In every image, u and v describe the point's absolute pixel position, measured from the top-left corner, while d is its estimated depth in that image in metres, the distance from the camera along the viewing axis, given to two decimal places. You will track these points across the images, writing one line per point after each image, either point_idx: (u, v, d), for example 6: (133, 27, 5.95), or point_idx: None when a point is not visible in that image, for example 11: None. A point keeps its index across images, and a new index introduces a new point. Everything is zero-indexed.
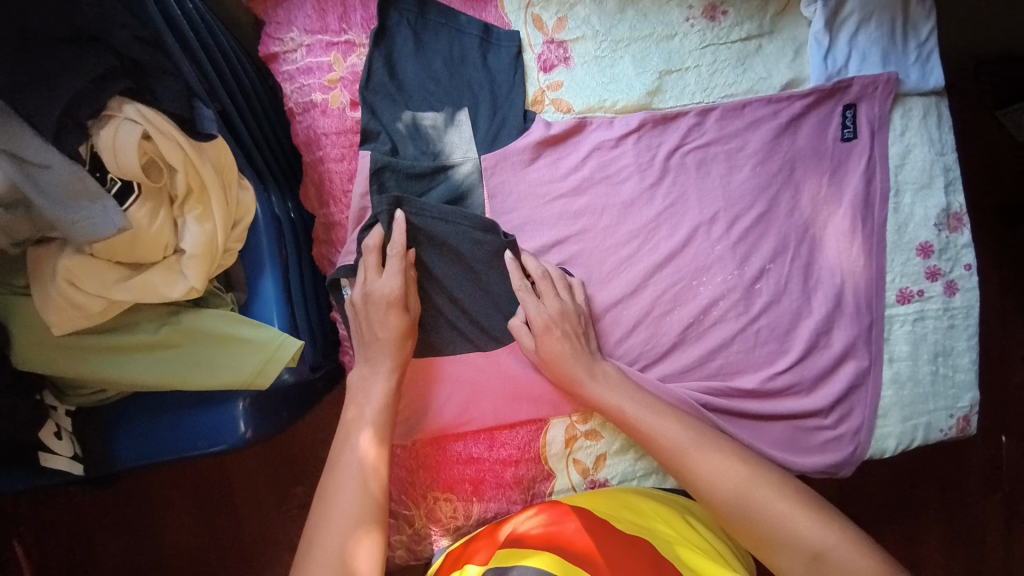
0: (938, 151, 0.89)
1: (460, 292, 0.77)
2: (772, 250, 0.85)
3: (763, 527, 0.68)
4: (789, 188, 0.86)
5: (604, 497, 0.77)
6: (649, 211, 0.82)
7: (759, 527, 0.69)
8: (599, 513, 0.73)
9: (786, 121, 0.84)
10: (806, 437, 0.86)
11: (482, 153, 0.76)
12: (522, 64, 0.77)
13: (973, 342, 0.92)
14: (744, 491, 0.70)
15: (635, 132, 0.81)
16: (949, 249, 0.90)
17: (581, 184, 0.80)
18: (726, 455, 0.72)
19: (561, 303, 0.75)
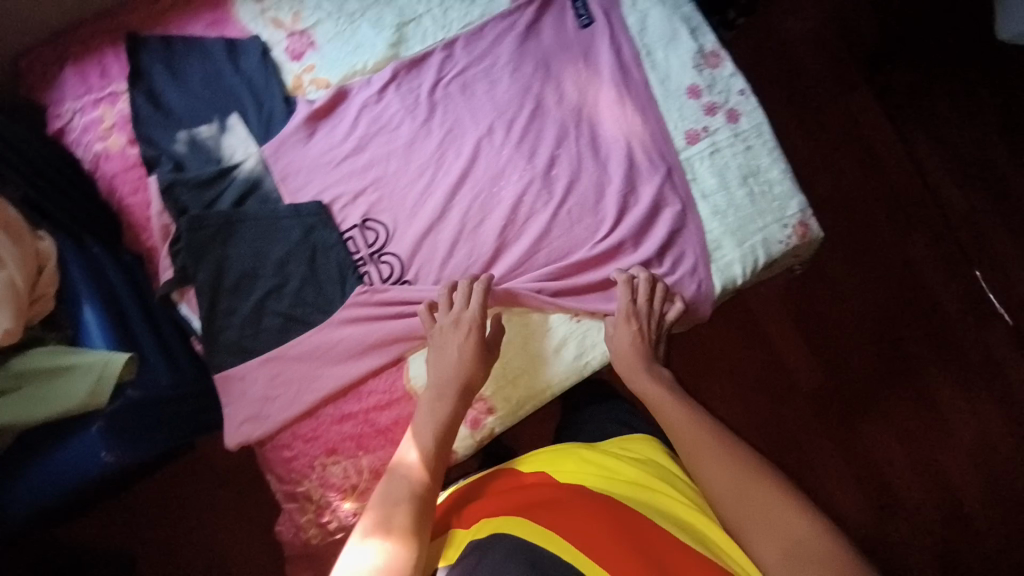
0: (675, 5, 0.97)
1: (280, 262, 0.84)
2: (555, 138, 0.93)
3: (727, 494, 0.68)
4: (550, 83, 0.94)
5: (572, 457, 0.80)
6: (430, 143, 0.91)
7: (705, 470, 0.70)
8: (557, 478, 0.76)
9: (524, 28, 0.93)
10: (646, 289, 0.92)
11: (261, 144, 0.85)
12: (272, 60, 0.87)
13: (777, 154, 0.99)
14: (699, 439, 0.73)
15: (391, 82, 0.90)
16: (718, 84, 0.97)
17: (361, 141, 0.89)
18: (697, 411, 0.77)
19: (639, 311, 0.87)
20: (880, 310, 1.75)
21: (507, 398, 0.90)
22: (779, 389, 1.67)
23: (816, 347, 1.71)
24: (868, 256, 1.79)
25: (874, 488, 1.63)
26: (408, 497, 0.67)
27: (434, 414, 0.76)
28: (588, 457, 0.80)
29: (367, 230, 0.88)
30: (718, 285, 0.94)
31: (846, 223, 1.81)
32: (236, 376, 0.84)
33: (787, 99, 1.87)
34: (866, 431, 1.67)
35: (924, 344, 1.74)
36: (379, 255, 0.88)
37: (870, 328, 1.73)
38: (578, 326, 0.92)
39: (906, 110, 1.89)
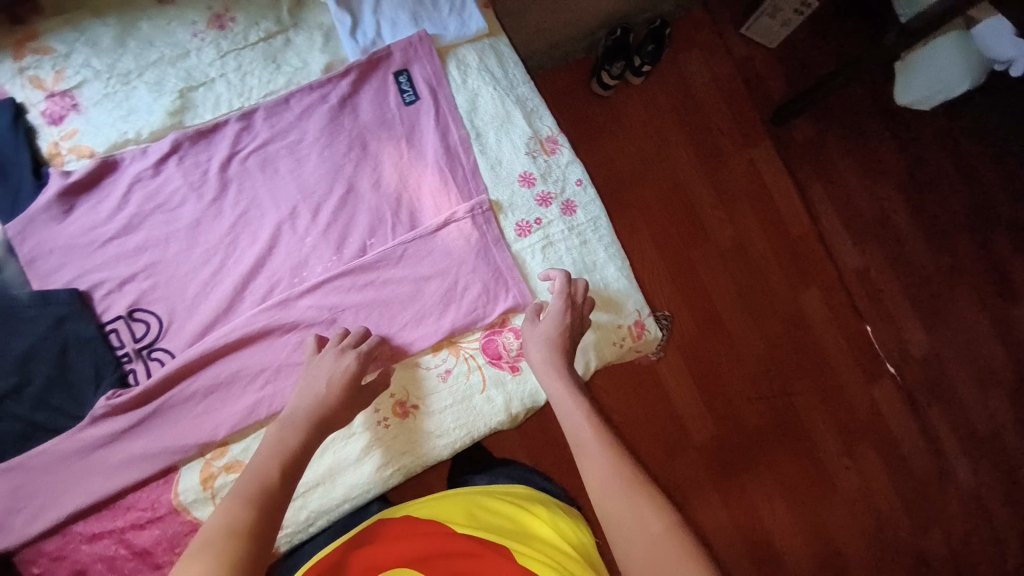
0: (508, 86, 0.92)
1: (20, 357, 0.73)
2: (368, 227, 0.86)
3: (608, 509, 0.63)
4: (366, 163, 0.86)
5: (496, 509, 0.77)
6: (220, 225, 0.81)
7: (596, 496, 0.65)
8: (450, 526, 0.73)
9: (337, 102, 0.85)
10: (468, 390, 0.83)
11: (5, 222, 0.74)
12: (25, 126, 0.76)
13: (614, 250, 0.95)
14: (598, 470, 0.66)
15: (173, 154, 0.79)
16: (552, 172, 0.93)
17: (132, 221, 0.77)
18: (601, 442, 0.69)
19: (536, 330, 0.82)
20: (769, 366, 1.77)
21: (297, 514, 0.80)
22: (668, 437, 1.67)
23: (708, 399, 1.71)
24: (762, 317, 1.79)
25: (759, 540, 1.66)
26: (243, 535, 0.54)
27: (280, 446, 0.65)
28: (481, 505, 0.78)
29: (134, 322, 0.77)
30: (544, 390, 0.90)
31: (729, 278, 1.79)
32: None
33: (689, 154, 1.83)
34: (751, 482, 1.70)
35: (809, 398, 1.77)
36: (148, 352, 0.77)
37: (758, 384, 1.75)
38: (386, 431, 0.84)
39: (806, 169, 1.90)
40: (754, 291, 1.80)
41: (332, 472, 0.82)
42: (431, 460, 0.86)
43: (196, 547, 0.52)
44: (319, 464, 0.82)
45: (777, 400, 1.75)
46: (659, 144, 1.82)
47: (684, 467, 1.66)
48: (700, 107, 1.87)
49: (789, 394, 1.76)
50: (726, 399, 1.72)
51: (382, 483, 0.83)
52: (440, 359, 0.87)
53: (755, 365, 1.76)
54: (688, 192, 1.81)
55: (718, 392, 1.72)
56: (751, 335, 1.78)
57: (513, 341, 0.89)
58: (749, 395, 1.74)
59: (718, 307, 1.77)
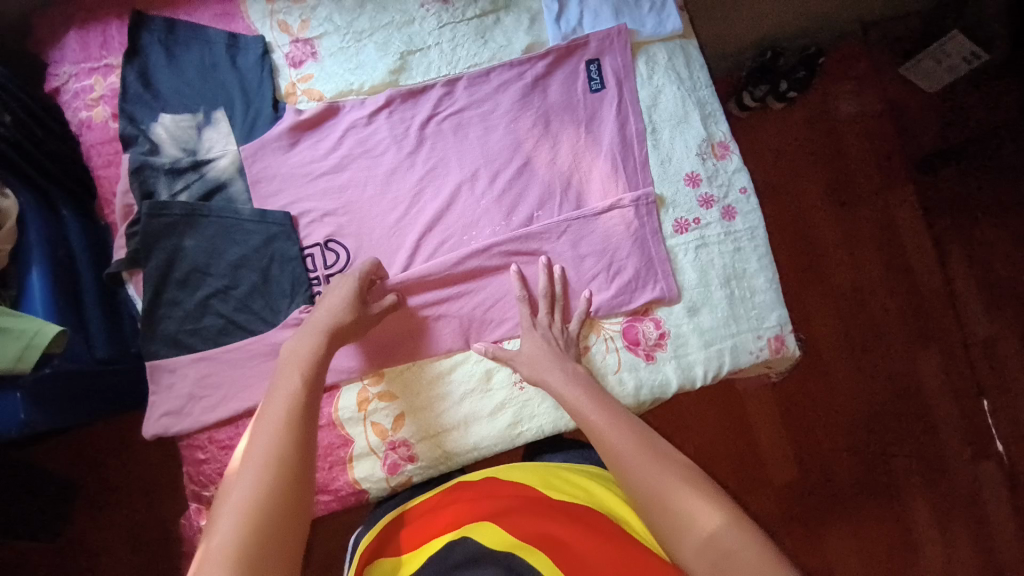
0: (690, 87, 0.94)
1: (235, 262, 0.83)
2: (538, 199, 0.91)
3: (652, 502, 0.65)
4: (546, 140, 0.92)
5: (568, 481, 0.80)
6: (412, 177, 0.89)
7: (654, 515, 0.65)
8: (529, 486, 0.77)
9: (531, 81, 0.91)
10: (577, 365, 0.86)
11: (241, 143, 0.85)
12: (269, 62, 0.87)
13: (766, 262, 0.94)
14: (657, 488, 0.66)
15: (385, 108, 0.89)
16: (719, 176, 0.94)
17: (341, 162, 0.87)
18: (650, 455, 0.69)
19: (541, 326, 0.86)
20: (871, 423, 1.65)
21: (433, 450, 0.87)
22: (748, 472, 1.60)
23: (798, 442, 1.63)
24: (872, 371, 1.67)
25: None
26: (280, 457, 0.58)
27: (294, 359, 0.71)
28: (554, 475, 0.81)
29: (328, 251, 0.86)
30: (675, 383, 0.91)
31: (842, 321, 1.70)
32: (166, 367, 0.82)
33: (823, 189, 1.76)
34: (831, 538, 1.59)
35: (912, 467, 1.63)
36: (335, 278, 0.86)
37: (854, 439, 1.64)
38: (521, 393, 0.89)
39: (948, 225, 1.76)
40: (867, 341, 1.70)
41: (467, 419, 0.88)
42: (559, 428, 0.89)
43: (243, 474, 0.57)
44: (456, 410, 0.88)
45: (876, 460, 1.63)
46: (794, 174, 1.77)
47: (760, 508, 1.59)
48: (844, 141, 1.79)
49: (890, 457, 1.63)
50: (818, 446, 1.63)
51: (511, 438, 0.88)
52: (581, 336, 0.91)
53: (855, 417, 1.65)
54: (814, 226, 1.75)
55: (810, 437, 1.63)
56: (856, 385, 1.67)
57: (652, 331, 0.92)
58: (844, 448, 1.63)
59: (824, 350, 1.68)
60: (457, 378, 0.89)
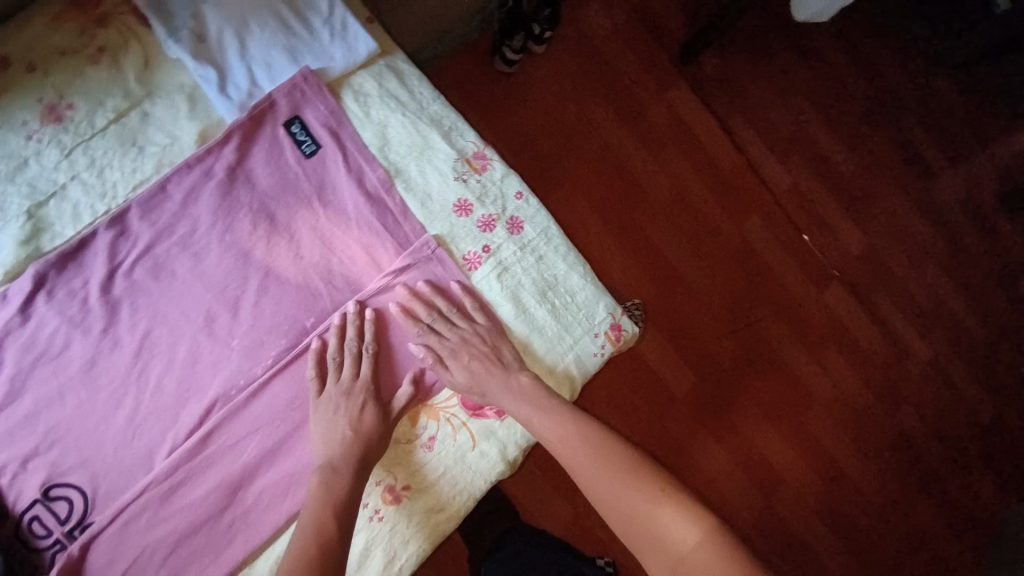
0: (417, 107, 0.82)
1: None
2: (300, 305, 0.74)
3: (608, 504, 0.69)
4: (278, 236, 0.74)
5: None
6: (124, 356, 0.68)
7: (610, 517, 0.70)
8: None
9: (224, 175, 0.73)
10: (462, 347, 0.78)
11: None
12: None
13: (573, 257, 0.87)
14: (614, 499, 0.69)
15: (40, 291, 0.67)
16: (489, 190, 0.83)
17: (14, 382, 0.65)
18: (604, 467, 0.70)
19: (459, 346, 0.76)
20: (733, 303, 1.56)
21: None
22: (642, 388, 1.48)
23: (681, 354, 1.52)
24: (717, 252, 1.58)
25: (758, 468, 1.49)
26: None
27: (326, 494, 0.65)
28: None
29: (54, 501, 0.64)
30: None
31: (658, 197, 1.59)
32: None
33: (607, 113, 1.60)
34: (749, 426, 1.51)
35: (777, 317, 1.57)
36: (79, 531, 0.64)
37: (728, 324, 1.55)
38: (381, 524, 0.76)
39: (719, 105, 1.66)
40: (691, 209, 1.59)
41: None
42: (438, 538, 0.77)
43: None
44: None
45: (745, 320, 1.56)
46: (578, 112, 1.59)
47: (666, 418, 1.48)
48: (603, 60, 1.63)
49: (754, 311, 1.56)
50: (690, 333, 1.53)
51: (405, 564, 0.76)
52: (420, 429, 0.79)
53: (712, 288, 1.56)
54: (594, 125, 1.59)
55: (681, 326, 1.53)
56: (700, 257, 1.57)
57: None
58: (714, 321, 1.54)
59: (658, 236, 1.57)
60: None
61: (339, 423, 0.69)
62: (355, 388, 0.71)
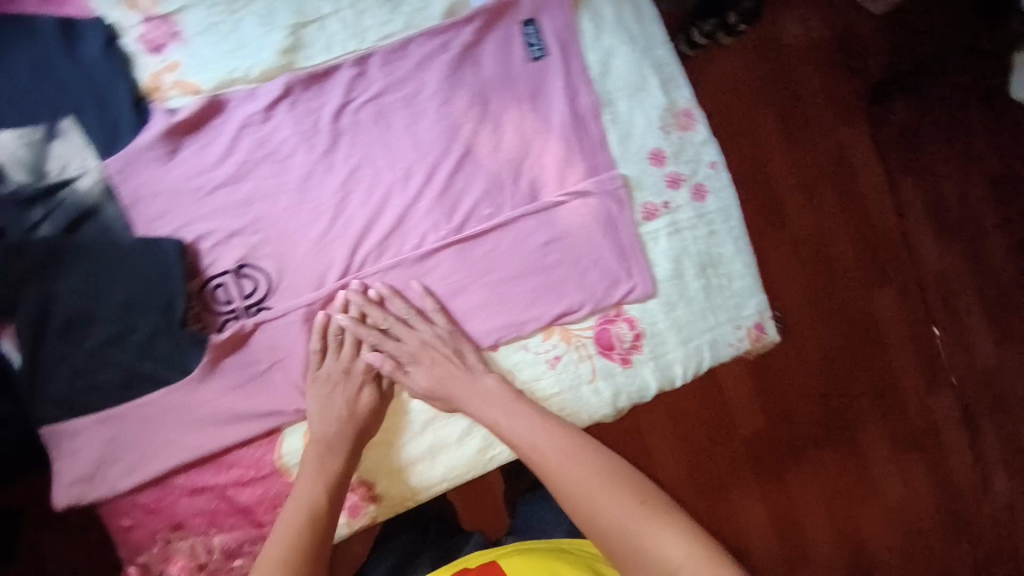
0: (646, 47, 0.79)
1: (123, 307, 0.70)
2: (486, 193, 0.78)
3: (580, 502, 0.67)
4: (487, 124, 0.77)
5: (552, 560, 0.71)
6: (331, 181, 0.74)
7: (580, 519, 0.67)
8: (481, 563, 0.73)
9: (460, 52, 0.74)
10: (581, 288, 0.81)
11: (101, 160, 0.67)
12: (119, 50, 0.67)
13: (744, 243, 0.85)
14: (585, 499, 0.67)
15: (286, 98, 0.71)
16: (686, 150, 0.81)
17: (239, 169, 0.71)
18: (595, 480, 0.68)
19: (422, 346, 0.76)
20: (836, 373, 1.30)
21: (397, 484, 0.80)
22: (705, 416, 1.24)
23: (768, 411, 1.27)
24: (838, 312, 1.30)
25: (795, 547, 1.26)
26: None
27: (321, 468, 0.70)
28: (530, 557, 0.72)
29: (242, 277, 0.73)
30: (653, 386, 0.84)
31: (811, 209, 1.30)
32: (71, 433, 0.71)
33: (775, 122, 1.28)
34: (805, 501, 1.28)
35: (875, 397, 1.32)
36: (255, 309, 0.73)
37: (825, 397, 1.30)
38: None
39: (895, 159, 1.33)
40: (835, 240, 1.31)
41: (432, 447, 0.80)
42: None
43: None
44: (421, 439, 0.80)
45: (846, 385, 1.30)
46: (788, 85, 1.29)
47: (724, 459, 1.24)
48: (785, 58, 1.29)
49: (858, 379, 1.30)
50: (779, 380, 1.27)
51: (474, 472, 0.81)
52: (549, 344, 0.82)
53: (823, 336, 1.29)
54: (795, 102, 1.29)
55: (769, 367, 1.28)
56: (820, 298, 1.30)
57: (626, 332, 0.83)
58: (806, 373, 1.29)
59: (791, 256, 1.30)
60: (415, 406, 0.80)
61: (346, 380, 0.74)
62: (352, 367, 0.74)
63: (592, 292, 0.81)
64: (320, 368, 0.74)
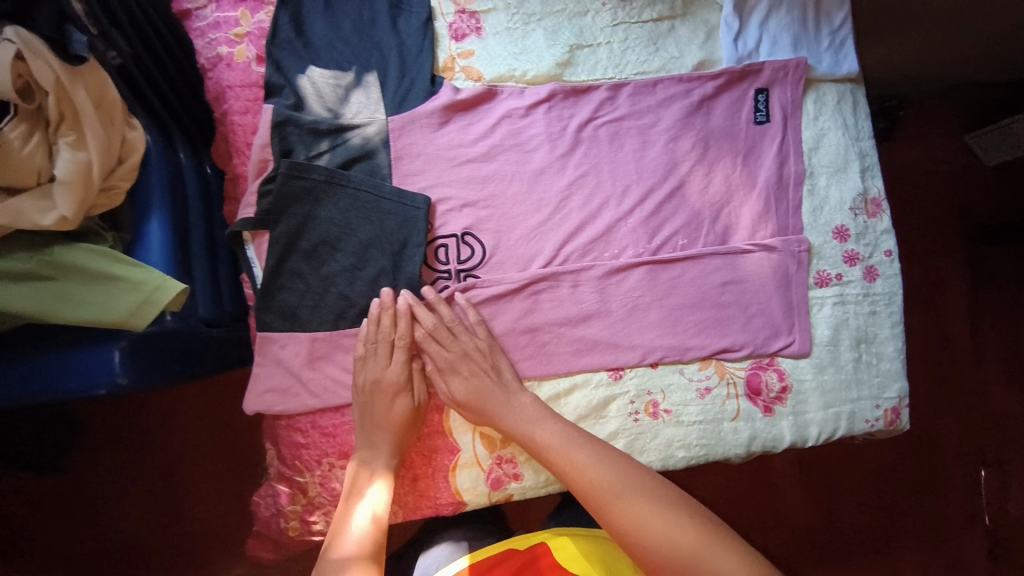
0: (855, 136, 0.90)
1: (361, 243, 0.77)
2: (685, 225, 0.86)
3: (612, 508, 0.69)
4: (702, 165, 0.86)
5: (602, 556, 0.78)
6: (561, 181, 0.83)
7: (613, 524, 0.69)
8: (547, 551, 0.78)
9: (698, 100, 0.85)
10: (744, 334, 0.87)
11: (390, 114, 0.77)
12: (432, 30, 0.79)
13: (898, 329, 0.91)
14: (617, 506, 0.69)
15: (546, 102, 0.82)
16: (867, 234, 0.90)
17: (491, 150, 0.81)
18: (623, 488, 0.70)
19: (447, 368, 0.78)
20: (895, 491, 1.32)
21: (540, 474, 0.82)
22: (764, 514, 1.29)
23: (821, 505, 1.30)
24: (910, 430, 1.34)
25: None
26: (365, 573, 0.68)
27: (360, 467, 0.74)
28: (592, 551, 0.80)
29: (464, 244, 0.80)
30: (788, 440, 0.87)
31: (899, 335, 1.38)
32: (279, 344, 0.76)
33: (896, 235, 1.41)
34: None
35: (925, 542, 1.30)
36: (465, 275, 0.81)
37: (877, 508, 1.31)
38: (634, 425, 0.85)
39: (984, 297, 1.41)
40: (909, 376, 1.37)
41: None
42: (666, 463, 0.86)
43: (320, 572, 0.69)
44: None
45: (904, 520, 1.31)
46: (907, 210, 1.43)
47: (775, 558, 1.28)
48: (913, 182, 1.44)
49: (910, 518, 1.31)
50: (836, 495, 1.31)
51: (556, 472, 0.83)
52: (704, 375, 0.87)
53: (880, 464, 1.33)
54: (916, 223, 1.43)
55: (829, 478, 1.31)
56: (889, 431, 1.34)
57: (775, 383, 0.88)
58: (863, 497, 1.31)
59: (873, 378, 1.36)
60: (573, 400, 0.84)
61: (390, 391, 0.75)
62: (399, 343, 0.77)
63: (756, 338, 0.87)
64: (382, 371, 0.75)
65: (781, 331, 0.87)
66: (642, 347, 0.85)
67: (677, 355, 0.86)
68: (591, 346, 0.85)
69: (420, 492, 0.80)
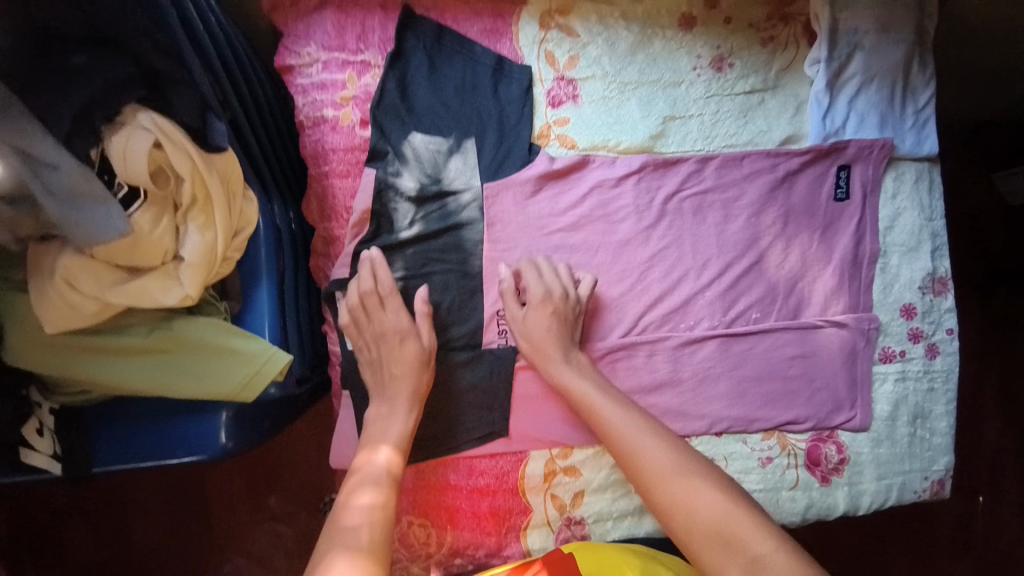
0: (928, 216, 0.91)
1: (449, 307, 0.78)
2: (760, 299, 0.87)
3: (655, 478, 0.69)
4: (781, 241, 0.87)
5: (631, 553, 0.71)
6: (644, 252, 0.83)
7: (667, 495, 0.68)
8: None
9: (783, 176, 0.86)
10: (812, 406, 0.88)
11: (485, 180, 0.78)
12: (531, 97, 0.81)
13: (952, 406, 0.93)
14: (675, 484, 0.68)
15: (636, 173, 0.82)
16: (932, 313, 0.91)
17: (579, 220, 0.81)
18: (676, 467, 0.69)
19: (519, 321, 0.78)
20: None
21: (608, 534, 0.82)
22: None
23: None
24: None
25: None
26: None
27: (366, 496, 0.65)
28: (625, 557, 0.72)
29: None
30: (842, 508, 0.89)
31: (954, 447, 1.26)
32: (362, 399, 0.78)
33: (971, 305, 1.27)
34: None
35: None
36: None
37: None
38: None
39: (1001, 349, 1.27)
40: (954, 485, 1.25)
41: None
42: None
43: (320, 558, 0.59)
44: None
45: None
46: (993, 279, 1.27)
47: None
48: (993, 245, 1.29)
49: None
50: None
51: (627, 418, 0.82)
52: (766, 444, 0.88)
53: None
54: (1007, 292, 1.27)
55: None
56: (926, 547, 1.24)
57: (834, 454, 0.89)
58: None
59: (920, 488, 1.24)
60: None
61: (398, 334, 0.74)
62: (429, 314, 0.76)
63: (820, 411, 0.88)
64: (383, 322, 0.75)
65: (844, 404, 0.89)
66: (711, 417, 0.86)
67: (745, 425, 0.87)
68: (666, 416, 0.85)
69: (495, 552, 0.80)
